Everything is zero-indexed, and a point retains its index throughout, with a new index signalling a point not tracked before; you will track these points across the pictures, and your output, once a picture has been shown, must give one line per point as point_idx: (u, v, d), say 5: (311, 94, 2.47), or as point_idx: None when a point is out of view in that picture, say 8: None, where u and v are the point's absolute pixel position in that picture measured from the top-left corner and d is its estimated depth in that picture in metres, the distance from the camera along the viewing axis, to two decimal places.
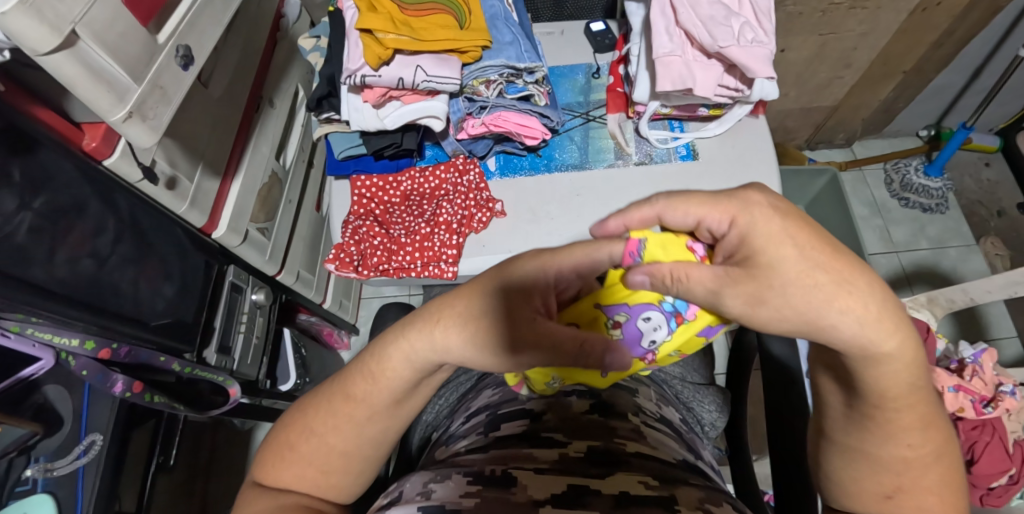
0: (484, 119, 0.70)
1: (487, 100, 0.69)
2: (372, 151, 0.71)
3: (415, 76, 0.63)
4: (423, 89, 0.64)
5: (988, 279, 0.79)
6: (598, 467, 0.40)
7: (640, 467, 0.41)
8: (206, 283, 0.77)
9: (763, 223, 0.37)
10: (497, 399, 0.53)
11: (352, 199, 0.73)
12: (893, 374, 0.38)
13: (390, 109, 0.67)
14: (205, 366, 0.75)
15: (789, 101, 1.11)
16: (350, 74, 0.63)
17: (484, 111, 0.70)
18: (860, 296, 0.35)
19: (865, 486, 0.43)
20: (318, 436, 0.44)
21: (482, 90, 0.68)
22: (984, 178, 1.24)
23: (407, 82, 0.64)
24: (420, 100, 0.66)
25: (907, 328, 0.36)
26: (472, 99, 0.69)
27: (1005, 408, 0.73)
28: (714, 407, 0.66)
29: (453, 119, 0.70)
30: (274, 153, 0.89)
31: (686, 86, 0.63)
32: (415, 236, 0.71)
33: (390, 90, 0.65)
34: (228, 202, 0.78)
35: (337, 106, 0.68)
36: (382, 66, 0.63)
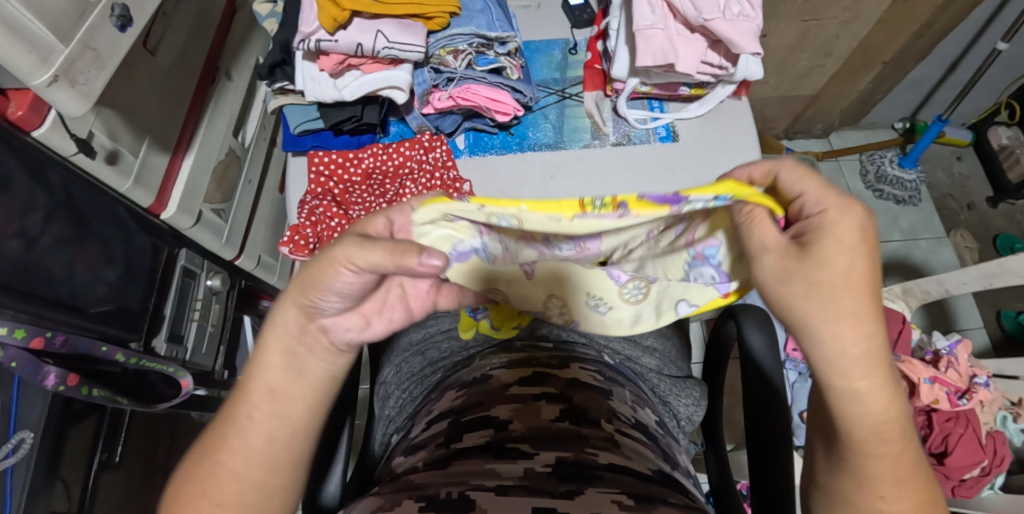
0: (452, 92, 0.65)
1: (455, 71, 0.64)
2: (330, 125, 0.66)
3: (376, 42, 0.59)
4: (385, 56, 0.60)
5: (963, 271, 0.79)
6: (567, 484, 0.38)
7: (613, 483, 0.38)
8: (156, 267, 0.71)
9: (847, 224, 0.34)
10: (460, 402, 0.50)
11: (309, 178, 0.67)
12: (864, 416, 0.36)
13: (349, 79, 0.63)
14: (154, 356, 0.70)
15: (769, 89, 1.09)
16: (303, 39, 0.59)
17: (451, 84, 0.65)
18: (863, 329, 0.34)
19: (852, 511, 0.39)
20: (238, 442, 0.38)
21: (450, 60, 0.64)
22: (955, 172, 1.25)
23: (366, 48, 0.59)
24: (382, 69, 0.62)
25: (880, 368, 0.36)
26: (438, 70, 0.65)
27: (979, 399, 0.74)
28: (691, 402, 0.64)
29: (418, 91, 0.66)
30: (231, 129, 0.83)
31: (667, 61, 0.60)
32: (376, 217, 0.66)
33: (348, 57, 0.61)
34: (178, 181, 0.72)
35: (292, 75, 0.64)
36: (339, 30, 0.59)
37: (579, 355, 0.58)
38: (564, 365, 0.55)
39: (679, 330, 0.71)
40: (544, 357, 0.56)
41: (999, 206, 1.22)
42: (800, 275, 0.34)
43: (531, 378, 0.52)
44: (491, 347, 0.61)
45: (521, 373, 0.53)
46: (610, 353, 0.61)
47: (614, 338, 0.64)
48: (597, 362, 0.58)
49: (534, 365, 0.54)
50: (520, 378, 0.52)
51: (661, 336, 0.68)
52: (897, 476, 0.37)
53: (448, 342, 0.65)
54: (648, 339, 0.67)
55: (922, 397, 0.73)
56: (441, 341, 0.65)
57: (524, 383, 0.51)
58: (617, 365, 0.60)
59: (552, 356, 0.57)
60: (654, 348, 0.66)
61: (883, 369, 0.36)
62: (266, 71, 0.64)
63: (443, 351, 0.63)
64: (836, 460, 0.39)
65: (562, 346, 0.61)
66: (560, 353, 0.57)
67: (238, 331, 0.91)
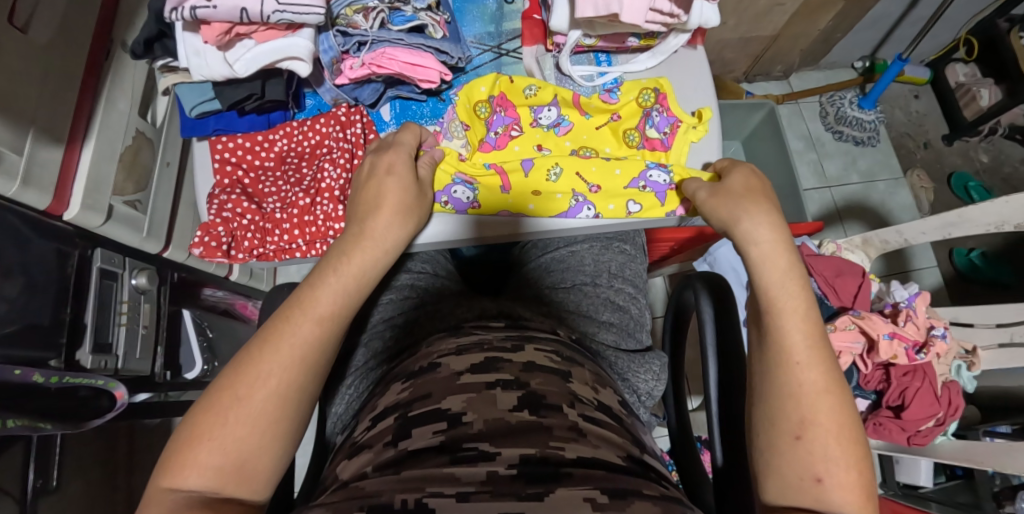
0: (365, 59, 0.57)
1: (366, 34, 0.56)
2: (228, 106, 0.56)
3: (262, 6, 0.48)
4: (278, 21, 0.49)
5: (923, 220, 0.75)
6: (534, 484, 0.38)
7: (583, 480, 0.39)
8: (65, 275, 0.64)
9: (799, 329, 0.45)
10: (407, 396, 0.48)
11: (214, 166, 0.58)
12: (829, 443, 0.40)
13: (241, 50, 0.52)
14: (77, 371, 0.64)
15: (727, 29, 1.01)
16: (174, 6, 0.47)
17: (364, 48, 0.57)
18: (839, 417, 0.41)
19: (793, 474, 0.40)
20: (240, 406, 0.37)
21: (359, 21, 0.56)
22: (914, 110, 1.24)
23: (253, 13, 0.48)
24: (279, 36, 0.52)
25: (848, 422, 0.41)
26: (347, 33, 0.57)
27: (937, 352, 0.69)
28: (651, 376, 0.62)
29: (325, 61, 0.57)
30: (137, 109, 0.74)
31: (610, 11, 0.54)
32: (293, 209, 0.58)
33: (235, 26, 0.49)
34: (78, 174, 0.64)
35: (175, 51, 0.52)
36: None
37: (534, 335, 0.56)
38: (519, 348, 0.53)
39: (637, 299, 0.69)
40: (496, 340, 0.54)
41: (954, 144, 1.22)
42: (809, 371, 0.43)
43: (482, 364, 0.50)
44: (437, 331, 0.58)
45: (472, 359, 0.50)
46: (566, 331, 0.60)
47: (568, 314, 0.63)
48: (554, 342, 0.56)
49: (486, 349, 0.52)
50: (471, 366, 0.50)
51: (618, 308, 0.66)
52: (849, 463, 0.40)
53: (390, 329, 0.62)
54: (604, 312, 0.65)
55: (879, 354, 0.70)
56: (386, 329, 0.61)
57: (475, 370, 0.49)
58: (574, 343, 0.58)
59: (505, 338, 0.55)
60: (610, 322, 0.64)
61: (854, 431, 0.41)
62: (141, 47, 0.52)
63: (387, 340, 0.60)
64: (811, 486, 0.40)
65: (515, 324, 0.59)
66: (512, 335, 0.55)
67: (179, 326, 0.85)
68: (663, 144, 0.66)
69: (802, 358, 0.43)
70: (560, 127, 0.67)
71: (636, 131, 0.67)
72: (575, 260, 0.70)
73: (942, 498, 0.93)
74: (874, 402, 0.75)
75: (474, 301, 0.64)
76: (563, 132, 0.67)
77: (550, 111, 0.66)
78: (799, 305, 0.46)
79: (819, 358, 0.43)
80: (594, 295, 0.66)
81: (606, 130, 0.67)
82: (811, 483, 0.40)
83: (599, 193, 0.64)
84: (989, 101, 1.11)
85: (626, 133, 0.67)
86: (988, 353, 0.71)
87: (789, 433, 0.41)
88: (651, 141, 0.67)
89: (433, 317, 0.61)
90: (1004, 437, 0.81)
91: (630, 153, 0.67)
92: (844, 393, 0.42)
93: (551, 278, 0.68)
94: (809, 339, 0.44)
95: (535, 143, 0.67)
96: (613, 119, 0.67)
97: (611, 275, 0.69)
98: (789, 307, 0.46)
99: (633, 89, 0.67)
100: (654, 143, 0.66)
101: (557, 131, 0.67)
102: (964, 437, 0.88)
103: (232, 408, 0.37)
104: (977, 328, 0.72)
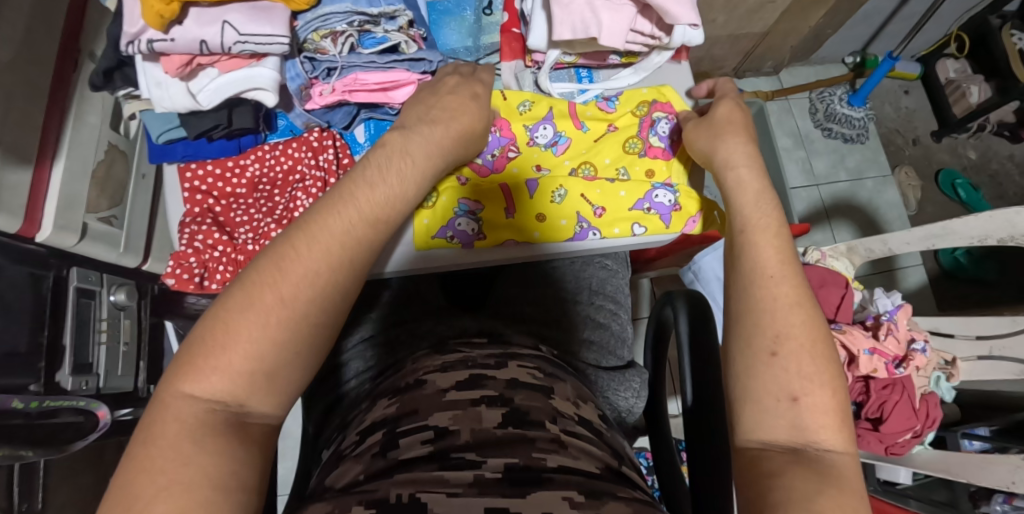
0: (336, 85, 0.55)
1: (335, 60, 0.55)
2: (195, 135, 0.55)
3: (223, 37, 0.47)
4: (240, 52, 0.49)
5: (908, 230, 0.75)
6: (517, 488, 0.37)
7: (564, 483, 0.38)
8: (41, 298, 0.63)
9: (768, 254, 0.44)
10: (395, 410, 0.48)
11: (183, 195, 0.58)
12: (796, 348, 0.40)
13: (204, 80, 0.52)
14: (59, 393, 0.65)
15: (716, 26, 0.98)
16: (130, 40, 0.47)
17: (335, 75, 0.55)
18: (803, 327, 0.41)
19: (768, 389, 0.39)
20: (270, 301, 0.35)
21: (327, 46, 0.54)
22: (903, 105, 1.23)
23: (212, 45, 0.48)
24: (241, 66, 0.51)
25: (812, 328, 0.41)
26: (314, 59, 0.55)
27: (916, 365, 0.71)
28: (631, 393, 0.63)
29: (293, 88, 0.55)
30: (108, 121, 0.72)
31: (589, 34, 0.55)
32: (266, 240, 0.56)
33: (196, 56, 0.49)
34: (49, 194, 0.63)
35: (135, 80, 0.51)
36: (173, 26, 0.47)
37: (517, 352, 0.56)
38: (503, 365, 0.53)
39: (617, 315, 0.68)
40: (481, 357, 0.54)
41: (942, 140, 1.22)
42: (779, 287, 0.43)
43: (467, 381, 0.49)
44: (421, 348, 0.58)
45: (457, 376, 0.50)
46: (549, 348, 0.60)
47: (548, 329, 0.63)
48: (537, 358, 0.56)
49: (470, 366, 0.52)
50: (458, 382, 0.49)
51: (598, 325, 0.66)
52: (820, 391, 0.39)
53: (371, 349, 0.62)
54: (582, 330, 0.65)
55: (860, 368, 0.70)
56: (367, 350, 0.61)
57: (461, 387, 0.48)
58: (556, 359, 0.59)
59: (489, 355, 0.55)
60: (590, 339, 0.65)
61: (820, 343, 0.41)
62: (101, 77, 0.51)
63: (368, 360, 0.60)
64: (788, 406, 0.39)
65: (498, 340, 0.59)
66: (496, 352, 0.55)
67: (161, 339, 0.85)
68: (666, 153, 0.64)
69: (775, 285, 0.43)
70: (558, 146, 0.64)
71: (638, 139, 0.64)
72: (556, 275, 0.69)
73: (920, 495, 0.95)
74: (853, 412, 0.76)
75: (454, 319, 0.63)
76: (560, 151, 0.64)
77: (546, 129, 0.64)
78: (776, 236, 0.46)
79: (788, 272, 0.44)
80: (574, 310, 0.66)
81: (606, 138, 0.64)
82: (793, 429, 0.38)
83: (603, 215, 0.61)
84: (978, 98, 1.10)
85: (627, 141, 0.64)
86: (967, 365, 0.72)
87: (785, 397, 0.39)
88: (654, 149, 0.64)
89: (414, 335, 0.61)
90: (981, 440, 0.83)
91: (631, 161, 0.64)
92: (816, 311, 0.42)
93: (533, 294, 0.68)
94: (793, 300, 0.42)
95: (534, 163, 0.63)
96: (609, 130, 0.65)
97: (591, 293, 0.69)
98: (757, 230, 0.46)
99: (633, 97, 0.65)
100: (655, 152, 0.64)
101: (555, 148, 0.63)
102: (941, 438, 0.90)
103: (270, 309, 0.35)
104: (957, 340, 0.74)
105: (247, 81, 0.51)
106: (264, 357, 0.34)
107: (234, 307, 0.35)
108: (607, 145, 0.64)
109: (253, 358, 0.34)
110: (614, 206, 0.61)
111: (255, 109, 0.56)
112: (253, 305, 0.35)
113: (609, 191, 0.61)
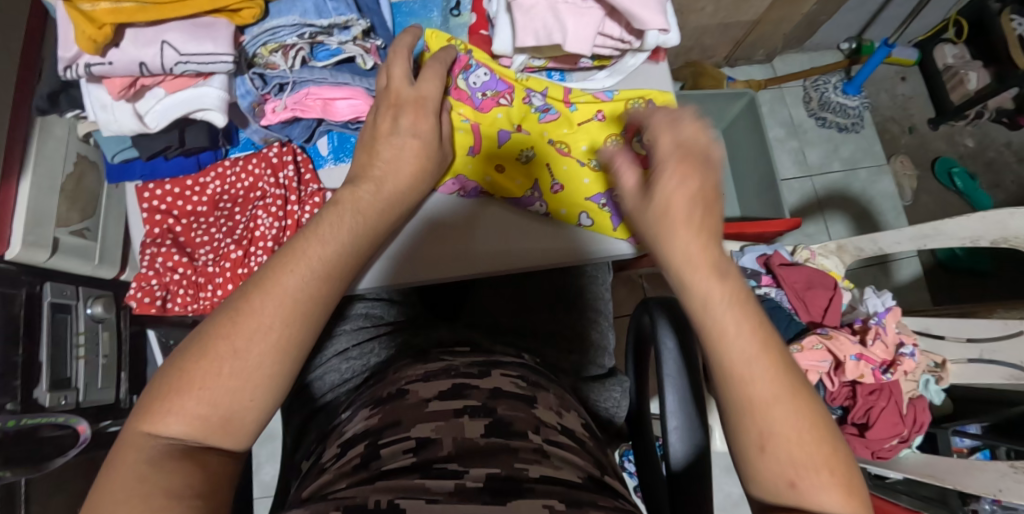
0: (287, 101, 0.54)
1: (286, 75, 0.53)
2: (149, 155, 0.54)
3: (163, 58, 0.46)
4: (183, 72, 0.47)
5: (899, 229, 0.73)
6: (498, 499, 0.36)
7: (544, 495, 0.38)
8: (15, 316, 0.63)
9: (721, 299, 0.39)
10: (377, 422, 0.46)
11: (143, 215, 0.56)
12: (778, 421, 0.35)
13: (150, 101, 0.50)
14: (36, 411, 0.64)
15: (704, 16, 0.94)
16: (67, 65, 0.45)
17: (286, 90, 0.54)
18: (768, 378, 0.36)
19: (743, 440, 0.37)
20: (227, 347, 0.35)
21: (277, 60, 0.52)
22: (900, 93, 1.20)
23: (153, 66, 0.46)
24: (188, 85, 0.49)
25: (787, 379, 0.36)
26: (265, 76, 0.53)
27: (904, 370, 0.70)
28: (611, 402, 0.62)
29: (244, 105, 0.53)
30: (78, 132, 0.71)
31: (552, 39, 0.54)
32: (225, 262, 0.55)
33: (138, 78, 0.48)
34: (16, 212, 0.62)
35: (83, 102, 0.50)
36: (110, 48, 0.45)
37: (500, 360, 0.56)
38: (485, 374, 0.52)
39: (597, 322, 0.67)
40: (463, 365, 0.53)
41: (939, 128, 1.19)
42: (745, 338, 0.37)
43: (450, 390, 0.48)
44: (402, 356, 0.57)
45: (440, 385, 0.49)
46: (530, 356, 0.59)
47: (523, 342, 0.62)
48: (520, 367, 0.55)
49: (453, 375, 0.51)
50: (440, 392, 0.48)
51: (577, 334, 0.65)
52: (823, 458, 0.35)
53: (346, 359, 0.61)
54: (562, 341, 0.64)
55: (846, 374, 0.69)
56: (342, 362, 0.60)
57: (444, 397, 0.47)
58: (537, 367, 0.58)
59: (471, 364, 0.54)
60: (569, 349, 0.64)
61: (804, 401, 0.36)
62: (47, 100, 0.50)
63: (344, 372, 0.60)
64: (772, 459, 0.35)
65: (480, 350, 0.58)
66: (479, 362, 0.54)
67: (143, 347, 0.84)
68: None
69: (727, 331, 0.38)
70: (546, 116, 0.62)
71: (622, 137, 0.62)
72: (534, 282, 0.68)
73: (910, 490, 0.94)
74: (839, 418, 0.75)
75: (431, 329, 0.62)
76: (547, 120, 0.62)
77: (536, 98, 0.61)
78: (719, 266, 0.40)
79: (757, 318, 0.38)
80: (552, 324, 0.65)
81: (595, 122, 0.61)
82: (784, 487, 0.35)
83: (559, 190, 0.62)
84: (976, 85, 1.07)
85: (615, 133, 0.62)
86: (957, 367, 0.71)
87: (757, 446, 0.36)
88: None
89: (393, 347, 0.60)
90: (972, 438, 0.82)
91: None
92: (790, 369, 0.37)
93: (507, 304, 0.67)
94: (751, 355, 0.37)
95: (517, 119, 0.62)
96: (599, 117, 0.61)
97: (569, 302, 0.68)
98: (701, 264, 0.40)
99: (629, 94, 0.61)
100: None
101: (542, 117, 0.62)
102: (933, 435, 0.89)
103: (228, 358, 0.35)
104: (947, 341, 0.73)
105: (193, 100, 0.49)
106: (218, 402, 0.34)
107: (189, 357, 0.35)
108: (595, 131, 0.61)
109: (206, 402, 0.34)
110: (573, 188, 0.62)
111: (209, 127, 0.54)
112: (206, 353, 0.35)
113: (574, 172, 0.62)
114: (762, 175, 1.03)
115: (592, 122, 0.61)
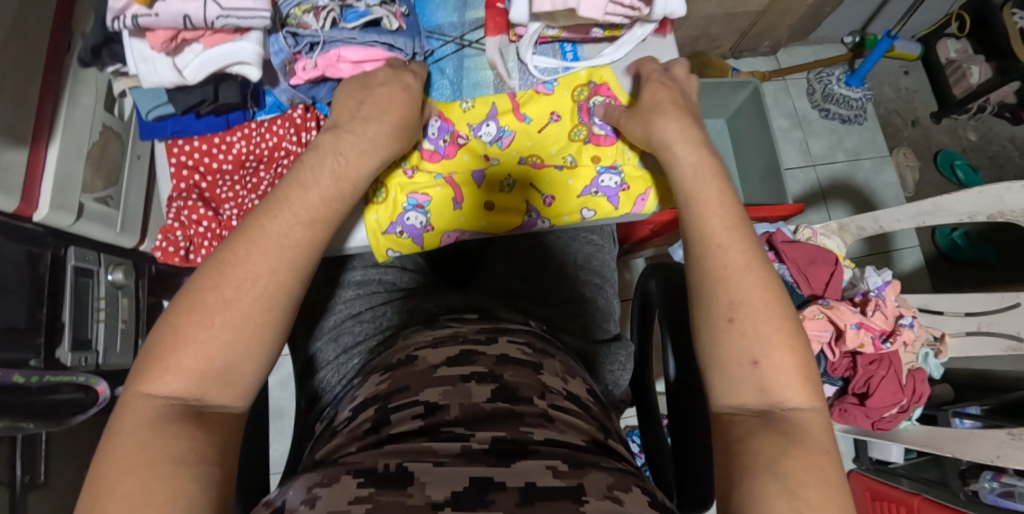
0: (317, 61, 0.57)
1: (316, 34, 0.56)
2: (183, 110, 0.57)
3: (206, 11, 0.49)
4: (223, 26, 0.50)
5: (899, 207, 0.75)
6: (504, 460, 0.38)
7: (550, 456, 0.39)
8: (39, 276, 0.65)
9: (751, 282, 0.41)
10: (387, 387, 0.48)
11: (171, 170, 0.60)
12: (780, 368, 0.39)
13: (189, 55, 0.53)
14: (58, 369, 0.66)
15: (711, 5, 0.96)
16: (115, 16, 0.49)
17: (315, 49, 0.57)
18: (778, 340, 0.39)
19: (734, 379, 0.40)
20: (208, 315, 0.37)
21: (308, 21, 0.56)
22: (903, 86, 1.22)
23: (195, 19, 0.49)
24: (224, 40, 0.52)
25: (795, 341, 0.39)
26: (296, 35, 0.57)
27: (903, 340, 0.72)
28: (617, 366, 0.63)
29: (277, 63, 0.57)
30: (103, 103, 0.73)
31: (567, 5, 0.58)
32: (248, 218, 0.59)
33: (180, 32, 0.51)
34: (45, 178, 0.64)
35: (123, 56, 0.53)
36: (157, 1, 0.49)
37: (507, 328, 0.57)
38: (492, 340, 0.53)
39: (602, 290, 0.68)
40: (471, 332, 0.55)
41: (941, 122, 1.21)
42: (758, 305, 0.40)
43: (457, 357, 0.50)
44: (413, 324, 0.59)
45: (447, 352, 0.51)
46: (539, 323, 0.60)
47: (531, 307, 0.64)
48: (527, 334, 0.57)
49: (461, 342, 0.52)
50: (448, 359, 0.50)
51: (585, 300, 0.66)
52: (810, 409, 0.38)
53: (358, 322, 0.63)
54: (568, 305, 0.65)
55: (846, 344, 0.71)
56: (353, 325, 0.62)
57: (452, 364, 0.49)
58: (544, 332, 0.60)
59: (479, 331, 0.55)
60: (578, 314, 0.65)
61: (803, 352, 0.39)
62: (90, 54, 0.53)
63: (356, 335, 0.61)
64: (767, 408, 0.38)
65: (489, 316, 0.60)
66: (487, 330, 0.56)
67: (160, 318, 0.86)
68: (608, 139, 0.66)
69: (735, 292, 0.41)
70: (502, 140, 0.67)
71: (583, 126, 0.67)
72: (544, 253, 0.70)
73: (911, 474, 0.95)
74: (840, 389, 0.77)
75: (441, 296, 0.64)
76: (506, 144, 0.67)
77: (490, 124, 0.66)
78: (747, 251, 0.43)
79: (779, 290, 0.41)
80: (557, 289, 0.67)
81: (553, 127, 0.67)
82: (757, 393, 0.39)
83: (553, 202, 0.66)
84: (979, 78, 1.09)
85: (574, 127, 0.67)
86: (955, 341, 0.73)
87: (748, 363, 0.39)
88: (598, 138, 0.66)
89: (405, 313, 0.62)
90: (972, 418, 0.84)
91: (578, 149, 0.67)
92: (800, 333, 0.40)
93: (515, 270, 0.69)
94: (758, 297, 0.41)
95: (481, 152, 0.67)
96: (552, 119, 0.67)
97: (576, 267, 0.69)
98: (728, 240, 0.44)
99: (573, 81, 0.67)
100: (599, 138, 0.67)
101: (501, 143, 0.67)
102: (935, 417, 0.90)
103: (211, 319, 0.37)
104: (947, 316, 0.75)
105: (229, 53, 0.52)
106: (207, 368, 0.36)
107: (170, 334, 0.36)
108: (551, 135, 0.67)
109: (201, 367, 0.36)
110: (563, 195, 0.66)
111: (241, 85, 0.57)
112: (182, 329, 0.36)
113: (557, 180, 0.66)
114: (766, 162, 1.05)
115: (553, 126, 0.67)
